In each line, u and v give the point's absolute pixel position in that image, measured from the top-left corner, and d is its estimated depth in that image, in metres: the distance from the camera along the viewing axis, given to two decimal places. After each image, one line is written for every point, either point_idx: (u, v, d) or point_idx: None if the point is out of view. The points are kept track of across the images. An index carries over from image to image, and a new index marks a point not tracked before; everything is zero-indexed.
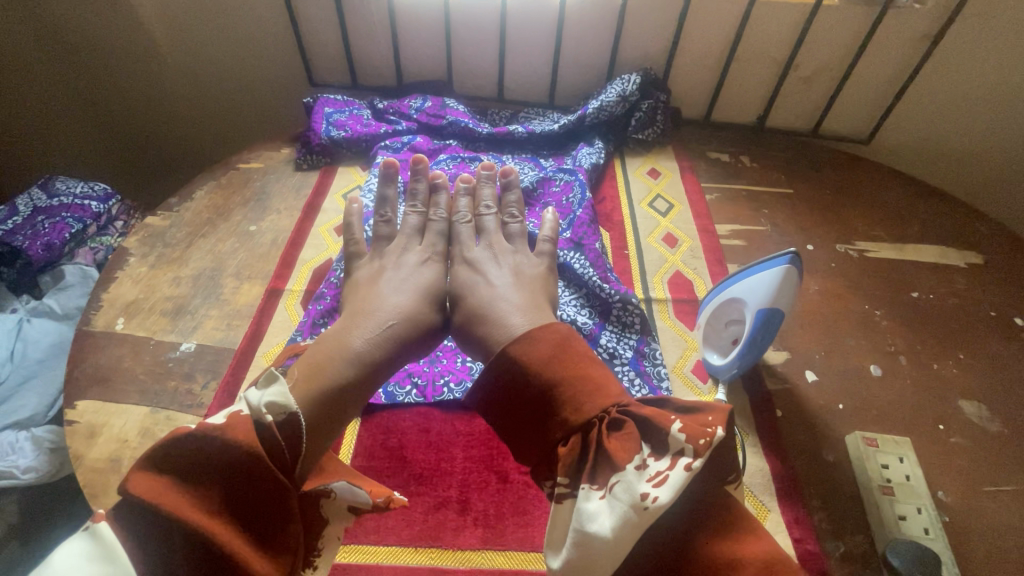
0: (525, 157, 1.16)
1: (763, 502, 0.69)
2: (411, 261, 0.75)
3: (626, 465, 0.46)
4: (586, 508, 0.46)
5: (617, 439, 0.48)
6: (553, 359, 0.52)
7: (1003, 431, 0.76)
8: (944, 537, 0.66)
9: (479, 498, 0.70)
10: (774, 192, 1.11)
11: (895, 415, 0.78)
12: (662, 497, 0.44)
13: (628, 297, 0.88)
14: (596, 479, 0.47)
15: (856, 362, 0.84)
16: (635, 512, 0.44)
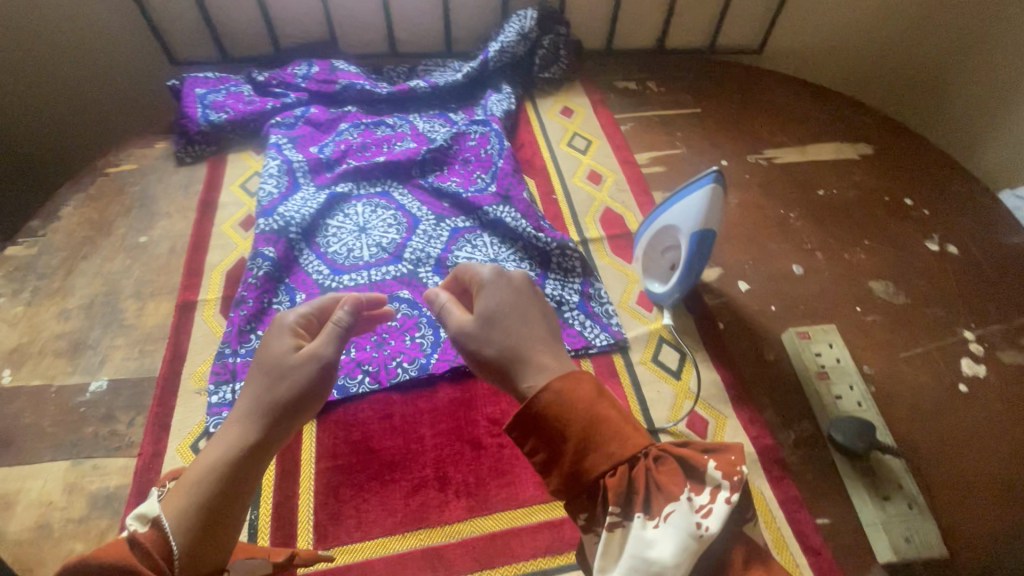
0: (433, 113, 1.10)
1: (718, 409, 0.74)
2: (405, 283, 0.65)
3: (679, 495, 0.45)
4: (644, 539, 0.44)
5: (662, 473, 0.47)
6: (597, 400, 0.47)
7: (907, 302, 0.85)
8: (873, 406, 0.73)
9: (457, 470, 0.70)
10: (684, 114, 1.13)
11: (819, 307, 0.85)
12: (713, 528, 0.44)
13: (566, 242, 0.87)
14: (650, 509, 0.45)
15: (780, 264, 0.90)
16: (693, 542, 0.43)
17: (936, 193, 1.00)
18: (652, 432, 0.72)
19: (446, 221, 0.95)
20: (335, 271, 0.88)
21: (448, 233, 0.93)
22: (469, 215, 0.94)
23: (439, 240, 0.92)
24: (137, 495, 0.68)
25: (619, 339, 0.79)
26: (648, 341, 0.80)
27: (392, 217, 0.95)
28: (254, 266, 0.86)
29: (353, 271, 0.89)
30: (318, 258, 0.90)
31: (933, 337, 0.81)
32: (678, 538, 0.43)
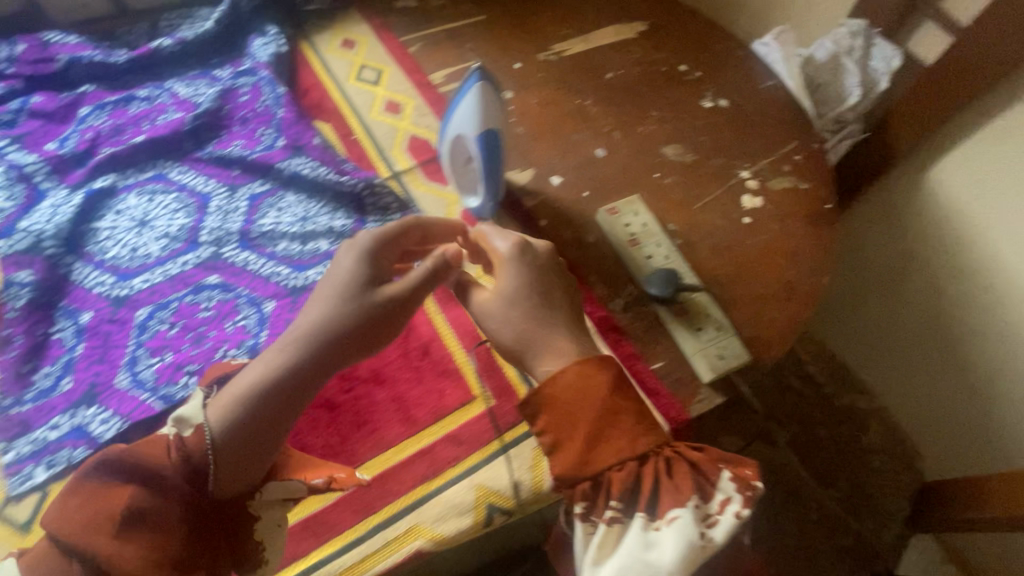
0: (193, 74, 0.96)
1: None
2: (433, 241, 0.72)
3: (688, 504, 0.56)
4: (649, 541, 0.55)
5: (666, 471, 0.58)
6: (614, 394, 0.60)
7: (695, 158, 0.95)
8: (678, 255, 0.82)
9: (316, 437, 0.68)
10: (469, 23, 1.09)
11: (624, 182, 0.91)
12: (715, 535, 0.56)
13: (372, 181, 0.84)
14: (656, 513, 0.57)
15: (585, 152, 0.95)
16: (690, 549, 0.54)
17: (704, 55, 1.09)
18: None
19: (241, 190, 0.85)
20: (121, 277, 0.77)
21: (245, 202, 0.84)
22: (264, 177, 0.86)
23: (238, 212, 0.83)
24: None
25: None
26: None
27: (175, 200, 0.84)
28: (12, 297, 0.74)
29: (144, 271, 0.78)
30: (95, 268, 0.78)
31: (719, 184, 0.92)
32: (679, 550, 0.54)
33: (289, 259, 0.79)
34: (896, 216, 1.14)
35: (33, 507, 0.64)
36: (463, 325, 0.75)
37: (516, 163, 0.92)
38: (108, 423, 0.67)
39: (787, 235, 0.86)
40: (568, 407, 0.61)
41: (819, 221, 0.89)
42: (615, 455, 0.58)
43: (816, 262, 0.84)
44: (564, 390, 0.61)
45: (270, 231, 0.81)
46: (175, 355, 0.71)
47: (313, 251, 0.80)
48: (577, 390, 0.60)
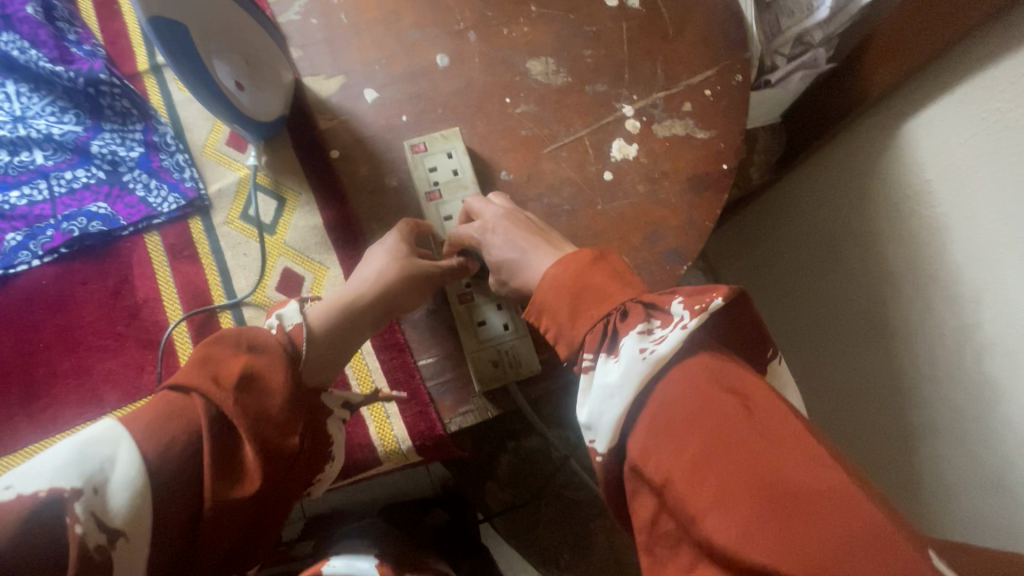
0: None
1: (318, 261, 0.67)
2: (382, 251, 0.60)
3: (627, 334, 0.43)
4: (604, 373, 0.44)
5: (607, 338, 0.45)
6: (578, 288, 0.49)
7: (567, 81, 0.70)
8: None
9: (21, 388, 0.69)
10: None
11: (460, 107, 0.68)
12: (663, 351, 0.41)
13: (96, 76, 0.70)
14: (613, 347, 0.44)
15: (420, 57, 0.70)
16: (639, 363, 0.41)
17: None
18: (231, 305, 0.68)
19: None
20: None
21: None
22: None
23: None
24: None
25: (191, 199, 0.69)
26: (238, 190, 0.70)
27: None
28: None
29: None
30: None
31: (587, 121, 0.69)
32: (627, 367, 0.42)
33: None
34: (857, 174, 0.87)
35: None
36: (193, 283, 0.70)
37: (323, 65, 0.69)
38: None
39: (651, 205, 0.66)
40: (559, 299, 0.50)
41: (706, 188, 0.67)
42: (591, 321, 0.47)
43: (679, 245, 0.65)
44: (560, 277, 0.51)
45: None
46: None
47: (24, 165, 0.70)
48: (568, 284, 0.50)
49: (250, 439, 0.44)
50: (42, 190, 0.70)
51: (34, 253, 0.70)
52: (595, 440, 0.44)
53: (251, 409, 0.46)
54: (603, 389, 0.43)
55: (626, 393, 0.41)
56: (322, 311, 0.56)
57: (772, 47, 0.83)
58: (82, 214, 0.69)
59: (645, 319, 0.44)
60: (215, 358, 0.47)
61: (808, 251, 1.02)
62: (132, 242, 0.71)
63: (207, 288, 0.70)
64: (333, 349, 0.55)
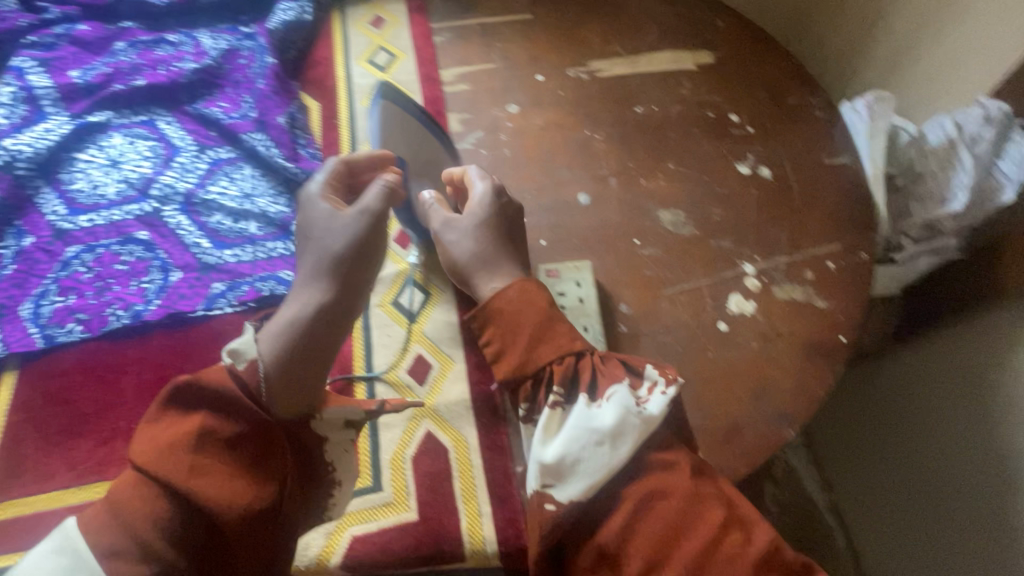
0: (220, 27, 0.99)
1: (447, 354, 0.68)
2: (327, 213, 0.58)
3: (613, 386, 0.55)
4: (583, 412, 0.54)
5: (583, 384, 0.56)
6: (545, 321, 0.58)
7: (695, 233, 0.77)
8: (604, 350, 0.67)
9: None
10: (511, 21, 1.01)
11: (592, 242, 0.77)
12: (652, 412, 0.54)
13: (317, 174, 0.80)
14: (594, 394, 0.55)
15: (565, 192, 0.81)
16: (628, 414, 0.53)
17: (767, 106, 0.89)
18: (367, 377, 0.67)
19: (207, 151, 0.86)
20: (73, 212, 0.80)
21: (207, 165, 0.84)
22: (232, 145, 0.85)
23: (196, 173, 0.83)
24: None
25: None
26: (395, 281, 0.74)
27: (149, 148, 0.86)
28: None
29: (93, 210, 0.80)
30: (56, 197, 0.81)
31: (709, 273, 0.74)
32: (621, 422, 0.52)
33: (216, 233, 0.78)
34: (975, 404, 0.82)
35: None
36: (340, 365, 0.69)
37: None
38: None
39: (761, 364, 0.68)
40: (513, 317, 0.59)
41: (820, 358, 0.68)
42: (563, 358, 0.57)
43: (786, 408, 0.65)
44: (510, 302, 0.59)
45: (211, 202, 0.80)
46: (78, 300, 0.72)
47: (239, 231, 0.78)
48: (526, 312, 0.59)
49: (210, 500, 0.46)
50: (249, 253, 0.76)
51: (229, 301, 0.72)
52: (563, 484, 0.52)
53: (222, 463, 0.48)
54: (584, 429, 0.52)
55: (624, 447, 0.52)
56: (270, 342, 0.52)
57: (899, 228, 0.84)
58: (272, 278, 0.74)
59: (622, 381, 0.55)
60: (172, 428, 0.49)
61: (906, 448, 0.95)
62: None
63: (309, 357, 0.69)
64: (312, 355, 0.52)
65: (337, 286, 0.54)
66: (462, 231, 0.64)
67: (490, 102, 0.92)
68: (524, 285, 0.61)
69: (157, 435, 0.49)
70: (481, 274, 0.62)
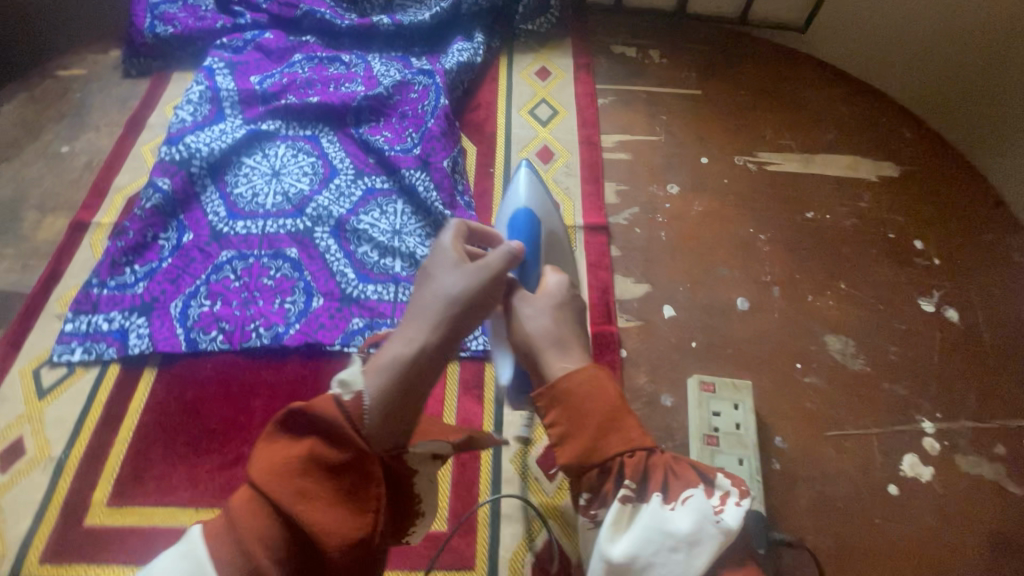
0: (393, 55, 1.01)
1: None
2: (453, 261, 0.49)
3: (696, 489, 0.46)
4: (660, 514, 0.45)
5: (657, 485, 0.46)
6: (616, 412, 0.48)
7: (865, 369, 0.70)
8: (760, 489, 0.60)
9: None
10: (678, 93, 0.97)
11: (748, 356, 0.71)
12: (732, 525, 0.44)
13: None
14: (668, 493, 0.46)
15: (723, 293, 0.75)
16: (710, 527, 0.44)
17: (956, 238, 0.80)
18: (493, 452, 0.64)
19: (364, 179, 0.86)
20: (232, 215, 0.82)
21: (361, 192, 0.84)
22: (389, 177, 0.85)
23: (350, 198, 0.84)
24: None
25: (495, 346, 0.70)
26: None
27: (309, 164, 0.87)
28: (164, 159, 0.82)
29: (250, 217, 0.82)
30: (219, 197, 0.83)
31: (880, 421, 0.66)
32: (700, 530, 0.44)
33: (362, 265, 0.77)
34: None
35: (83, 380, 0.69)
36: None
37: (635, 271, 0.78)
38: (144, 340, 0.71)
39: (935, 546, 0.59)
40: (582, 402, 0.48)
41: (1005, 554, 0.59)
42: (633, 450, 0.47)
43: None
44: (578, 388, 0.48)
45: (362, 231, 0.80)
46: (225, 307, 0.73)
47: (385, 268, 0.77)
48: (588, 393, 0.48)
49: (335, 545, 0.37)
50: (390, 292, 0.75)
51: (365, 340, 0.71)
52: None
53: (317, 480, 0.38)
54: (661, 536, 0.44)
55: (701, 557, 0.43)
56: (371, 395, 0.39)
57: None
58: None
59: (700, 483, 0.47)
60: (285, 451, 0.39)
61: None
62: None
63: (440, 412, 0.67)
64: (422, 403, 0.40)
65: (448, 335, 0.44)
66: (544, 303, 0.54)
67: (651, 176, 0.87)
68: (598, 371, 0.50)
69: (264, 461, 0.39)
70: (555, 347, 0.52)
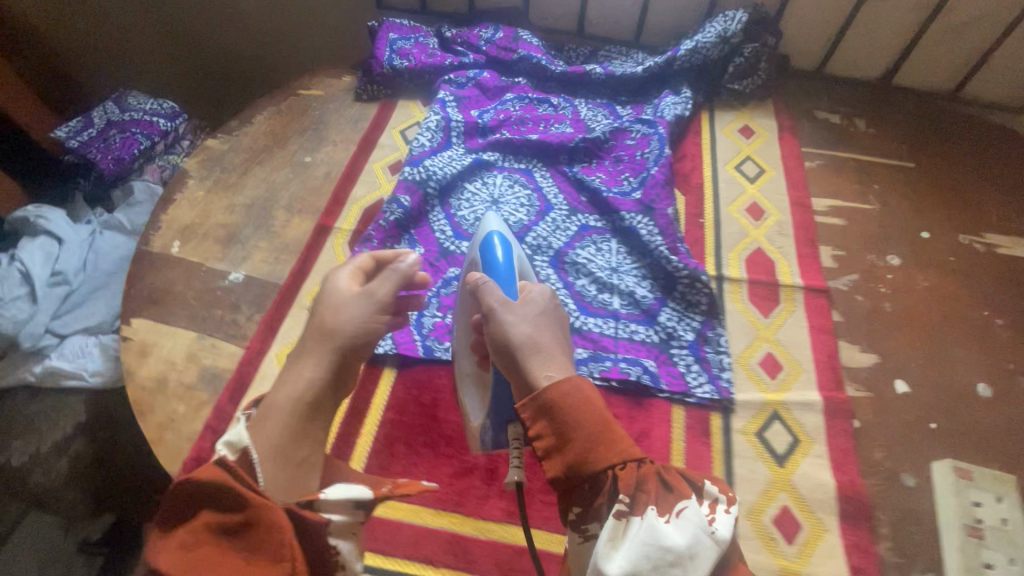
0: (599, 102, 1.07)
1: (820, 519, 0.62)
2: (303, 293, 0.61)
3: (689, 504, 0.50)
4: (657, 528, 0.48)
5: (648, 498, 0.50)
6: (603, 426, 0.52)
7: None
8: None
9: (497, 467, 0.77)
10: (889, 164, 0.97)
11: (998, 447, 0.66)
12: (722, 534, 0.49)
13: (699, 274, 0.78)
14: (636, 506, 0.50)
15: (961, 376, 0.72)
16: (708, 536, 0.49)
17: None
18: None
19: (578, 216, 0.90)
20: (458, 235, 0.88)
21: (576, 228, 0.89)
22: (603, 216, 0.89)
23: (565, 232, 0.88)
24: (253, 354, 0.76)
25: (724, 397, 0.70)
26: (759, 410, 0.70)
27: (526, 196, 0.93)
28: (404, 176, 0.90)
29: None
30: (446, 218, 0.90)
31: None
32: (695, 540, 0.48)
33: (582, 298, 0.80)
34: None
35: None
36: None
37: (860, 340, 0.76)
38: (387, 340, 0.76)
39: None
40: (576, 421, 0.53)
41: None
42: (615, 457, 0.51)
43: None
44: (567, 399, 0.54)
45: (580, 265, 0.84)
46: None
47: (604, 303, 0.80)
48: (576, 406, 0.53)
49: None
50: (611, 327, 0.77)
51: (591, 371, 0.73)
52: None
53: (227, 547, 0.46)
54: (660, 552, 0.47)
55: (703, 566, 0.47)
56: (266, 431, 0.51)
57: None
58: (636, 364, 0.73)
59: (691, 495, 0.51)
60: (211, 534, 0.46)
61: None
62: (659, 404, 0.71)
63: (666, 451, 0.67)
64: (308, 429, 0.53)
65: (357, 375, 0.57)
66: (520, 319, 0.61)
67: (869, 245, 0.86)
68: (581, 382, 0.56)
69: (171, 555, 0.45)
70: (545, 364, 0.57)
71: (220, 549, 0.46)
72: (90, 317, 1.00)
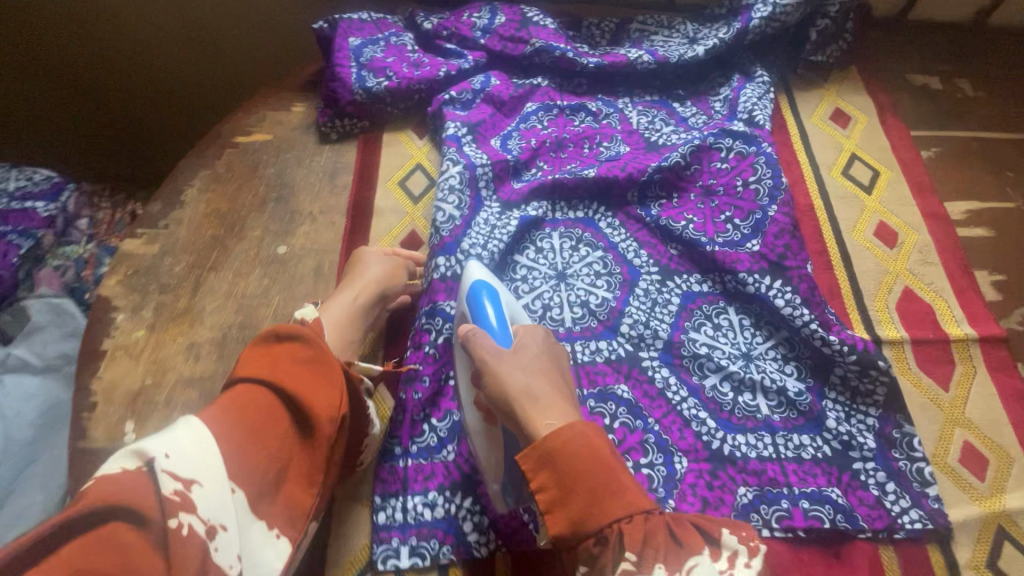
0: (648, 99, 0.82)
1: None
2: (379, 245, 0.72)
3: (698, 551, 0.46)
4: None
5: (657, 538, 0.46)
6: (605, 476, 0.48)
7: None
8: None
9: None
10: (1014, 139, 0.79)
11: None
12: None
13: (874, 360, 0.59)
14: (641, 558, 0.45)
15: None
16: None
17: None
18: None
19: (675, 281, 0.68)
20: None
21: (677, 300, 0.67)
22: (708, 277, 0.68)
23: (666, 308, 0.67)
24: None
25: (940, 525, 0.55)
26: (982, 531, 0.55)
27: (599, 262, 0.70)
28: (437, 273, 0.65)
29: None
30: None
31: None
32: None
33: (718, 408, 0.61)
34: None
35: None
36: None
37: None
38: (485, 534, 0.56)
39: None
40: (576, 465, 0.49)
41: None
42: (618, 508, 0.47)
43: None
44: (569, 443, 0.49)
45: (702, 358, 0.63)
46: None
47: (750, 410, 0.61)
48: (575, 447, 0.49)
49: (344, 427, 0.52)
50: (767, 445, 0.59)
51: (766, 522, 0.55)
52: None
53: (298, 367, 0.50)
54: None
55: None
56: (328, 311, 0.61)
57: None
58: (820, 499, 0.56)
59: (701, 529, 0.48)
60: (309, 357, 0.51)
61: None
62: (862, 548, 0.55)
63: None
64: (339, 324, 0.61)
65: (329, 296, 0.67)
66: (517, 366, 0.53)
67: None
68: (586, 433, 0.50)
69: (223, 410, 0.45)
70: (543, 412, 0.52)
71: (273, 354, 0.50)
72: (18, 520, 0.68)
